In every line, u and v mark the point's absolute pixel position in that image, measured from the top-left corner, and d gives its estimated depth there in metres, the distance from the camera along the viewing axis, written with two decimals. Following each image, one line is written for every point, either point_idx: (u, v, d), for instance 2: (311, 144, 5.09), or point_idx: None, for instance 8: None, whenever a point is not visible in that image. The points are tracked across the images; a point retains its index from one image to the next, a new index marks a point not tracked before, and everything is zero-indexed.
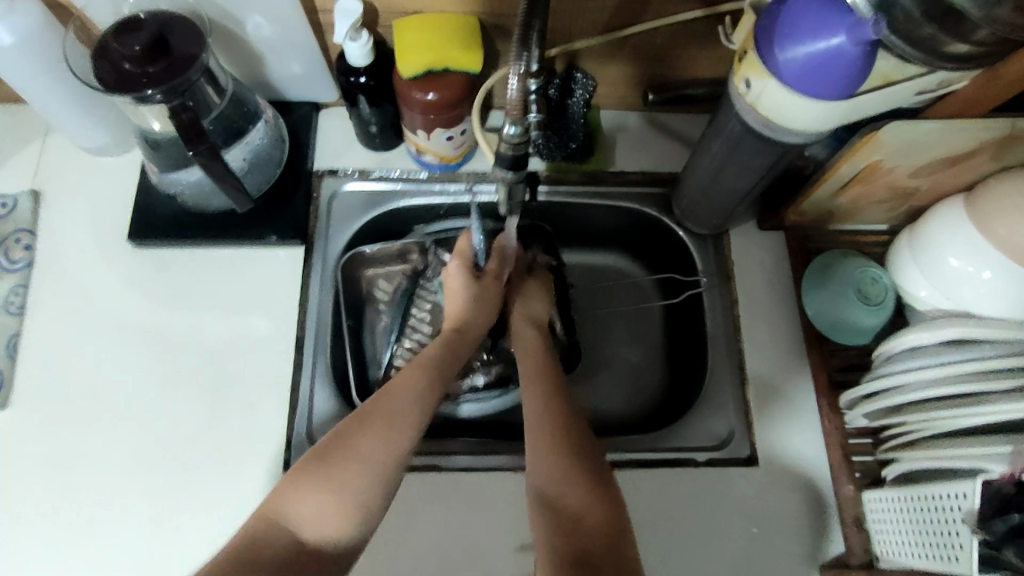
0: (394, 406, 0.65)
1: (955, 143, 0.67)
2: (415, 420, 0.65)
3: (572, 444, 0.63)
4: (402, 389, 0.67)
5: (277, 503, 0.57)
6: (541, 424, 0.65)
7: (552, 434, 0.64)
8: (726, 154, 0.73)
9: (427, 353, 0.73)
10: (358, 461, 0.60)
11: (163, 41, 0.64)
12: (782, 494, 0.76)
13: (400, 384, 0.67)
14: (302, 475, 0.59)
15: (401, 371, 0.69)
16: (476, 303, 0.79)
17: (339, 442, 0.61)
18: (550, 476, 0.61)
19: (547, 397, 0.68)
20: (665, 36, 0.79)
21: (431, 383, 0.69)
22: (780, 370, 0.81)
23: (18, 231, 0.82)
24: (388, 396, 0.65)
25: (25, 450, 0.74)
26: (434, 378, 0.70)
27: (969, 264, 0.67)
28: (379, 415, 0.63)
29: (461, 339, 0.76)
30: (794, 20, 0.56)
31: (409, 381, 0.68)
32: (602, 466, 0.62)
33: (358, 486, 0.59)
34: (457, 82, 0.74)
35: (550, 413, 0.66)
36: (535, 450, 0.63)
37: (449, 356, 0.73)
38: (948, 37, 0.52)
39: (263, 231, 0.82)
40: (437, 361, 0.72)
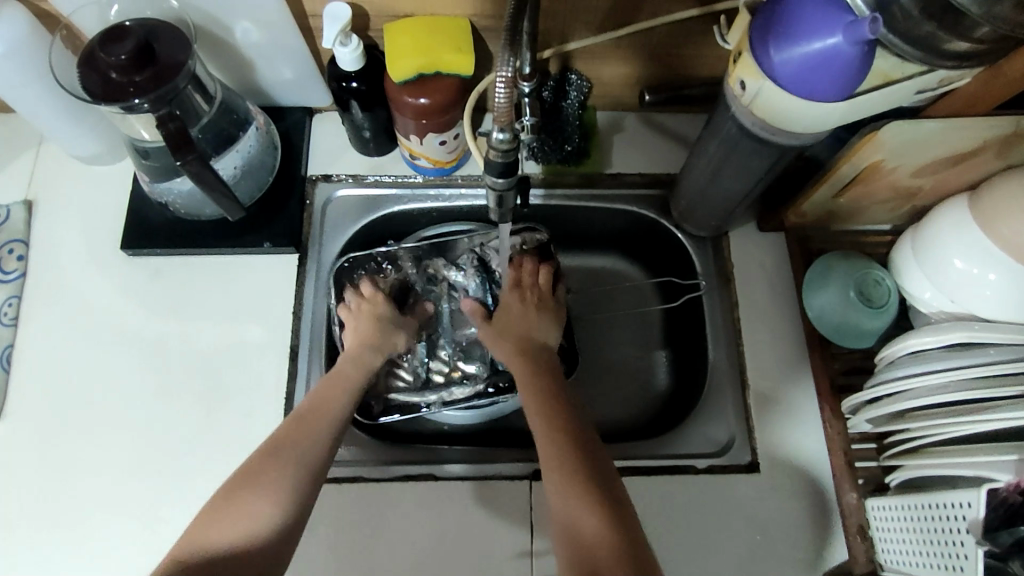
0: (305, 428, 0.65)
1: (958, 141, 0.65)
2: (324, 440, 0.65)
3: (581, 454, 0.61)
4: (315, 411, 0.67)
5: (194, 535, 0.56)
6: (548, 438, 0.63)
7: (561, 445, 0.62)
8: (723, 155, 0.72)
9: (344, 371, 0.73)
10: (269, 482, 0.60)
11: (149, 49, 0.63)
12: (785, 501, 0.75)
13: (316, 406, 0.68)
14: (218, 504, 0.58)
15: (314, 390, 0.70)
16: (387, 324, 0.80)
17: (256, 468, 0.61)
18: (559, 491, 0.59)
19: (554, 408, 0.66)
20: (659, 36, 0.78)
21: (342, 401, 0.69)
22: (782, 374, 0.80)
23: (12, 241, 0.82)
24: (302, 418, 0.66)
25: (19, 462, 0.74)
26: (346, 396, 0.70)
27: (973, 266, 0.65)
28: (290, 438, 0.64)
29: (378, 354, 0.77)
30: (789, 19, 0.55)
31: (319, 401, 0.68)
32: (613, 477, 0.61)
33: (267, 506, 0.58)
34: (450, 86, 0.73)
35: (556, 425, 0.64)
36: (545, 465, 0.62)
37: (362, 373, 0.74)
38: (948, 34, 0.51)
39: (257, 238, 0.81)
40: (349, 378, 0.72)
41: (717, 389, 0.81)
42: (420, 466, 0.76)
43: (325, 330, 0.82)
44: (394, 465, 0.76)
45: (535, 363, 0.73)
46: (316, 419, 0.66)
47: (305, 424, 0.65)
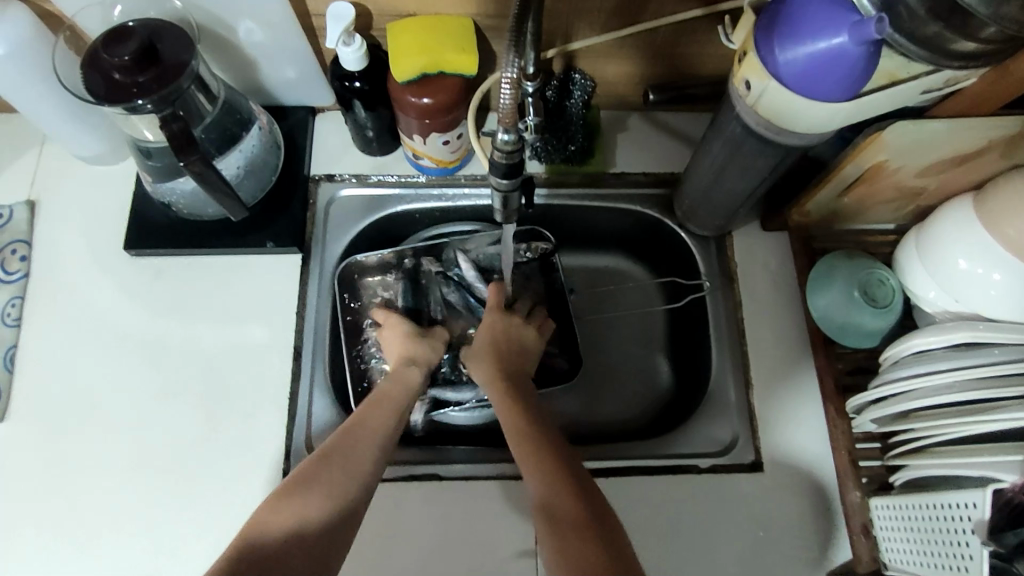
0: (359, 440, 0.65)
1: (964, 141, 0.65)
2: (376, 453, 0.64)
3: (558, 470, 0.59)
4: (362, 423, 0.67)
5: (249, 526, 0.55)
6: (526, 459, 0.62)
7: (538, 464, 0.60)
8: (727, 155, 0.72)
9: (383, 390, 0.72)
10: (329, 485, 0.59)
11: (152, 50, 0.63)
12: (789, 500, 0.75)
13: (361, 419, 0.67)
14: (279, 496, 0.57)
15: (360, 404, 0.70)
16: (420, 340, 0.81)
17: (309, 471, 0.60)
18: (542, 508, 0.57)
19: (528, 429, 0.65)
20: (664, 35, 0.78)
21: (389, 416, 0.69)
22: (785, 373, 0.80)
23: (16, 241, 0.82)
24: (352, 428, 0.66)
25: (25, 462, 0.74)
26: (392, 411, 0.70)
27: (978, 266, 0.65)
28: (341, 446, 0.63)
29: (415, 369, 0.77)
30: (795, 19, 0.55)
31: (369, 415, 0.68)
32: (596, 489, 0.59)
33: (317, 507, 0.57)
34: (453, 85, 0.73)
35: (529, 446, 0.63)
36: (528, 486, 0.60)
37: (404, 392, 0.73)
38: (954, 34, 0.50)
39: (260, 237, 0.81)
40: (393, 395, 0.72)
41: (720, 388, 0.81)
42: (424, 466, 0.76)
43: (329, 330, 0.82)
44: (398, 465, 0.76)
45: (506, 385, 0.72)
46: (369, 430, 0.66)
47: (356, 436, 0.65)
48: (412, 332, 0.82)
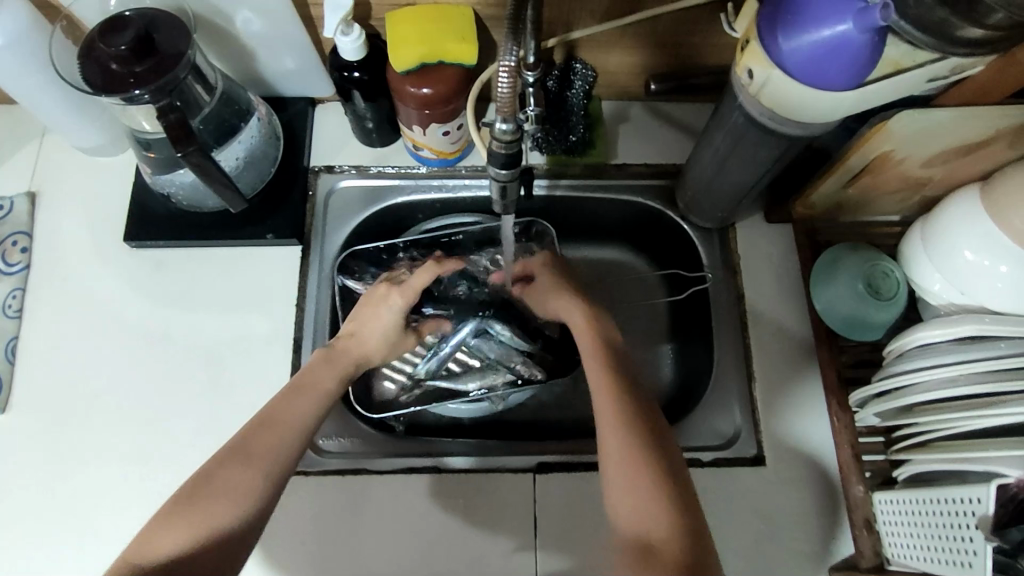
0: (269, 437, 0.62)
1: (969, 131, 0.64)
2: (292, 447, 0.63)
3: (658, 483, 0.57)
4: (279, 419, 0.64)
5: (146, 536, 0.55)
6: (622, 459, 0.59)
7: (633, 474, 0.58)
8: (730, 145, 0.71)
9: (312, 378, 0.69)
10: (228, 491, 0.57)
11: (150, 39, 0.62)
12: (791, 494, 0.74)
13: (280, 409, 0.65)
14: (174, 505, 0.56)
15: (283, 389, 0.67)
16: (390, 343, 0.78)
17: (210, 474, 0.58)
18: (636, 528, 0.55)
19: (624, 420, 0.61)
20: (666, 24, 0.77)
21: (308, 410, 0.66)
22: (787, 366, 0.79)
23: (16, 233, 0.82)
24: (261, 425, 0.63)
25: (26, 452, 0.74)
26: (315, 405, 0.67)
27: (984, 258, 0.64)
28: (254, 444, 0.61)
29: (349, 357, 0.74)
30: (799, 6, 0.54)
31: (282, 409, 0.65)
32: (695, 508, 0.56)
33: (225, 510, 0.56)
34: (451, 76, 0.72)
35: (625, 439, 0.60)
36: (614, 491, 0.58)
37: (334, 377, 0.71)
38: (961, 20, 0.49)
39: (259, 229, 0.81)
40: (326, 386, 0.69)
41: (722, 382, 0.80)
42: (424, 458, 0.75)
43: (329, 322, 0.81)
44: (396, 457, 0.76)
45: (610, 361, 0.68)
46: (281, 429, 0.63)
47: (265, 435, 0.62)
48: (391, 331, 0.78)
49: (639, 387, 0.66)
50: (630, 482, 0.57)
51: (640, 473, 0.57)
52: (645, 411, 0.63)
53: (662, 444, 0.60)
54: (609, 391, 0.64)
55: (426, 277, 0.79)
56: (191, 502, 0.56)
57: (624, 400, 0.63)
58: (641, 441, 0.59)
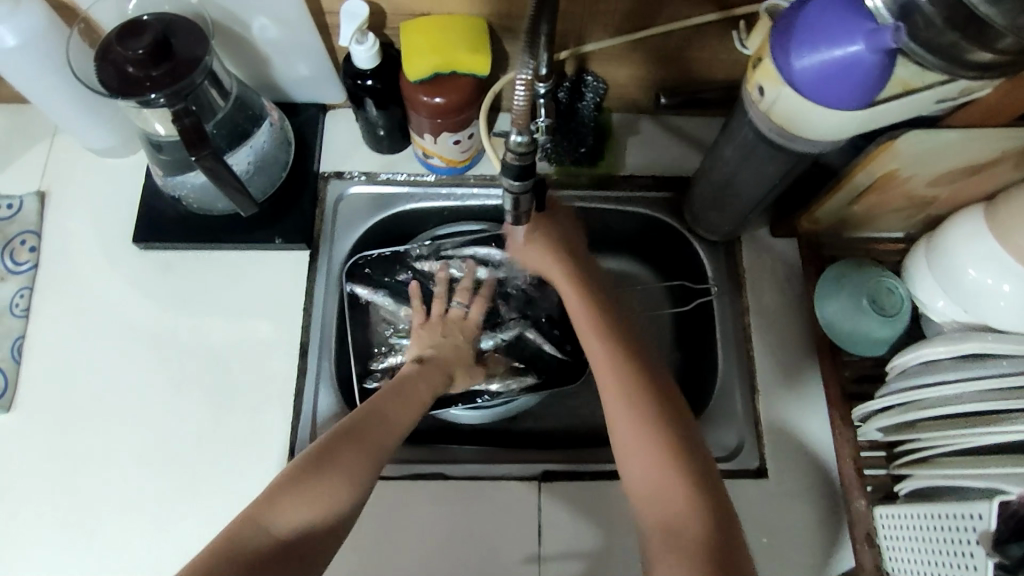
0: (383, 430, 0.63)
1: (975, 152, 0.65)
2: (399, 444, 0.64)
3: (685, 480, 0.59)
4: (390, 415, 0.65)
5: (265, 501, 0.55)
6: (644, 454, 0.61)
7: (658, 470, 0.60)
8: (739, 160, 0.71)
9: (406, 382, 0.71)
10: (349, 475, 0.59)
11: (167, 44, 0.63)
12: (793, 507, 0.75)
13: (391, 406, 0.66)
14: (301, 474, 0.57)
15: (387, 387, 0.69)
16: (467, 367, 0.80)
17: (331, 452, 0.59)
18: (660, 521, 0.58)
19: (644, 414, 0.63)
20: (678, 39, 0.78)
21: (410, 413, 0.67)
22: (790, 379, 0.80)
23: (24, 232, 0.82)
24: (378, 416, 0.64)
25: (31, 452, 0.74)
26: (417, 409, 0.68)
27: (988, 277, 0.65)
28: (369, 433, 0.62)
29: (438, 372, 0.76)
30: (811, 26, 0.55)
31: (393, 406, 0.66)
32: (718, 500, 0.59)
33: (346, 495, 0.58)
34: (464, 85, 0.73)
35: (653, 450, 0.61)
36: (638, 484, 0.61)
37: (428, 387, 0.72)
38: (971, 44, 0.50)
39: (268, 233, 0.81)
40: (423, 394, 0.71)
41: (727, 394, 0.80)
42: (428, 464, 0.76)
43: (336, 327, 0.82)
44: (402, 463, 0.77)
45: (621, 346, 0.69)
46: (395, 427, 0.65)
47: (382, 427, 0.63)
48: (468, 360, 0.80)
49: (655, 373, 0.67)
50: (655, 478, 0.60)
51: (661, 468, 0.60)
52: (663, 406, 0.64)
53: (684, 440, 0.62)
54: (629, 381, 0.65)
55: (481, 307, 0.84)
56: (318, 477, 0.57)
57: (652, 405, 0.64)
58: (661, 439, 0.61)
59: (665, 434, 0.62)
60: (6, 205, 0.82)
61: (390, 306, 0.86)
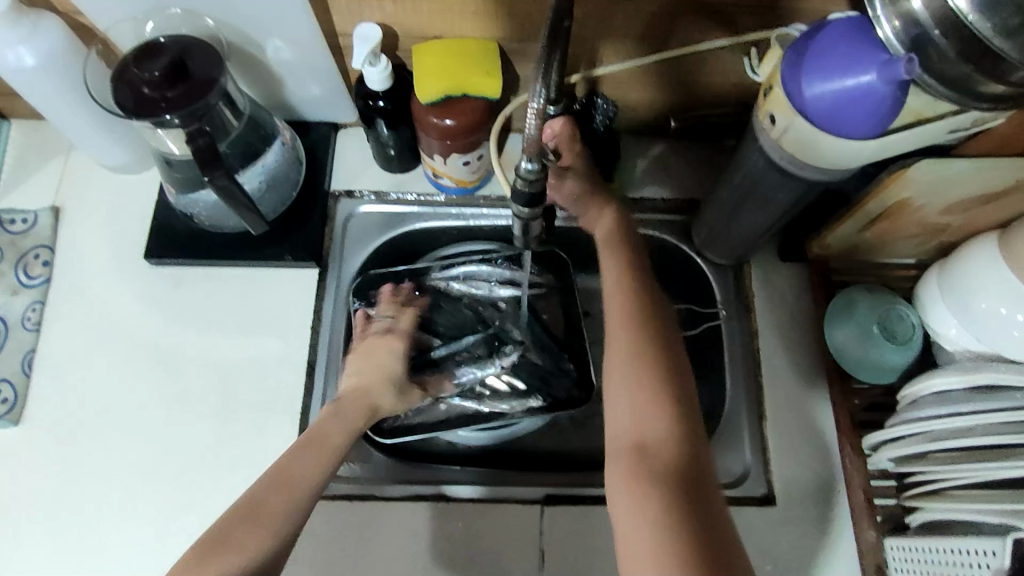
0: (279, 500, 0.58)
1: (989, 182, 0.65)
2: (300, 506, 0.59)
3: (667, 412, 0.60)
4: (287, 477, 0.60)
5: None
6: (632, 374, 0.62)
7: (643, 394, 0.61)
8: (748, 187, 0.71)
9: (320, 432, 0.66)
10: (230, 554, 0.54)
11: (182, 65, 0.64)
12: (802, 535, 0.74)
13: (290, 467, 0.61)
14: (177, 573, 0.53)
15: (295, 444, 0.64)
16: (400, 393, 0.76)
17: (210, 542, 0.55)
18: (632, 439, 0.59)
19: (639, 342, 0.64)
20: (689, 63, 0.78)
21: (319, 469, 0.62)
22: (800, 406, 0.79)
23: (39, 247, 0.83)
24: (278, 483, 0.60)
25: (37, 465, 0.75)
26: (325, 461, 0.63)
27: (1000, 306, 0.65)
28: (256, 505, 0.57)
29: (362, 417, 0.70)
30: (823, 55, 0.55)
31: (294, 462, 0.62)
32: (698, 445, 0.59)
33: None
34: (476, 108, 0.73)
35: (646, 450, 0.58)
36: (616, 407, 0.62)
37: (342, 433, 0.67)
38: (983, 77, 0.50)
39: (278, 251, 0.82)
40: (335, 443, 0.65)
41: (734, 419, 0.80)
42: (432, 485, 0.76)
43: (344, 346, 0.82)
44: (404, 483, 0.76)
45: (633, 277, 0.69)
46: (292, 490, 0.59)
47: (276, 494, 0.59)
48: (397, 378, 0.77)
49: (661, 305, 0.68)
50: (637, 402, 0.61)
51: (647, 392, 0.61)
52: (659, 339, 0.65)
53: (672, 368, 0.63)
54: (635, 309, 0.66)
55: (411, 319, 0.83)
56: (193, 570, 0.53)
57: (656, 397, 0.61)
58: (653, 368, 0.62)
59: (655, 358, 0.63)
60: (21, 220, 0.83)
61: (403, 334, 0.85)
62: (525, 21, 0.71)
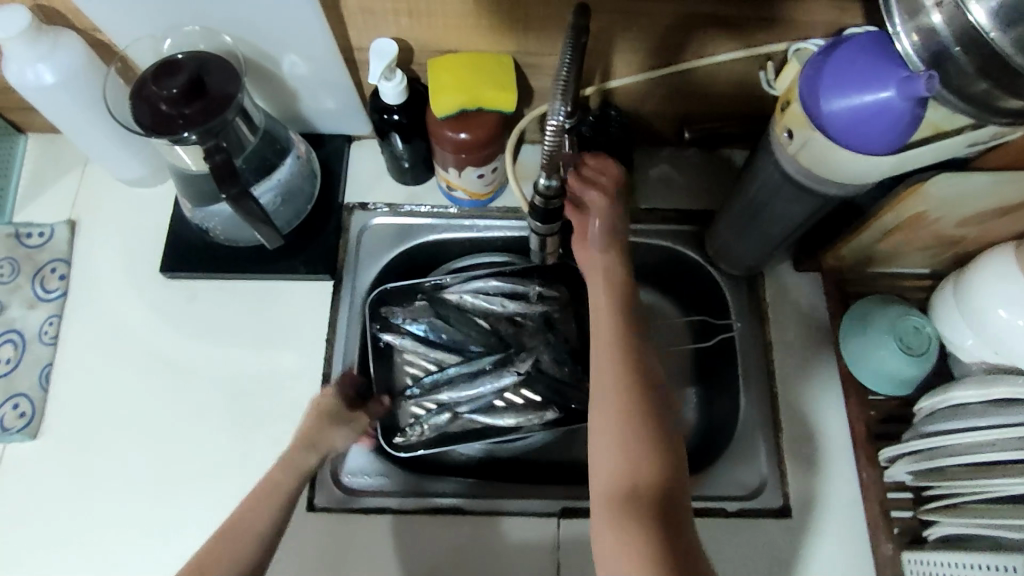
0: (224, 554, 0.60)
1: (1005, 194, 0.65)
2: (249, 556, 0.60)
3: (643, 444, 0.57)
4: (234, 531, 0.61)
5: None
6: (612, 413, 0.59)
7: (626, 438, 0.57)
8: (765, 200, 0.71)
9: (274, 479, 0.65)
10: None
11: (200, 82, 0.64)
12: (818, 548, 0.73)
13: (237, 521, 0.62)
14: None
15: (246, 498, 0.64)
16: (335, 421, 0.71)
17: None
18: (614, 485, 0.56)
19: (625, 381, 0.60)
20: (702, 74, 0.78)
21: (265, 517, 0.62)
22: (815, 418, 0.78)
23: (55, 261, 0.83)
24: (223, 541, 0.60)
25: (56, 479, 0.75)
26: (269, 511, 0.63)
27: (1018, 319, 0.64)
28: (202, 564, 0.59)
29: (314, 454, 0.67)
30: (843, 72, 0.55)
31: (242, 515, 0.62)
32: (684, 497, 0.56)
33: None
34: (491, 121, 0.74)
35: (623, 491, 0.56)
36: (596, 449, 0.59)
37: (290, 477, 0.65)
38: (1003, 93, 0.50)
39: (292, 263, 0.82)
40: (279, 489, 0.64)
41: (748, 429, 0.79)
42: (448, 497, 0.76)
43: (359, 359, 0.82)
44: (420, 495, 0.76)
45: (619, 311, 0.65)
46: (224, 556, 0.60)
47: (222, 551, 0.60)
48: (337, 410, 0.72)
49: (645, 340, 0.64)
50: (615, 439, 0.58)
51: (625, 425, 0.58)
52: (639, 365, 0.61)
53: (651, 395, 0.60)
54: (617, 343, 0.63)
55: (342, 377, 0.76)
56: None
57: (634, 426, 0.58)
58: (632, 396, 0.59)
59: (636, 384, 0.60)
60: (37, 234, 0.84)
61: (417, 348, 0.85)
62: (539, 35, 0.71)
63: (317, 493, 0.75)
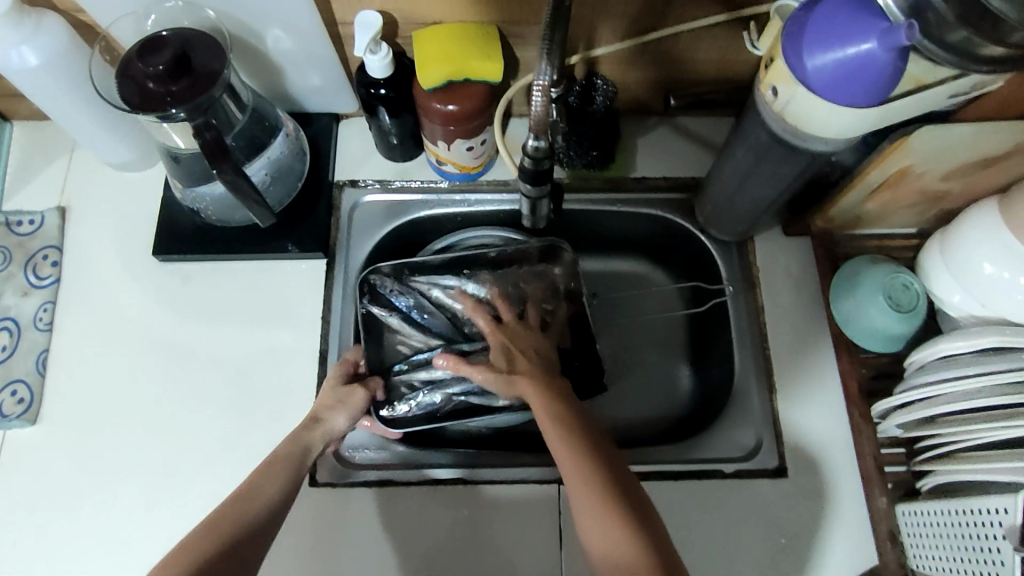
0: (246, 506, 0.60)
1: (988, 145, 0.65)
2: (273, 506, 0.61)
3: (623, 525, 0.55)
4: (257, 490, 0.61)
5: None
6: (590, 508, 0.57)
7: (610, 527, 0.55)
8: (752, 162, 0.72)
9: (281, 452, 0.66)
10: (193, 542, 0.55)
11: (186, 59, 0.64)
12: (814, 504, 0.75)
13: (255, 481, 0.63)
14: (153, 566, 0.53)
15: (264, 462, 0.65)
16: (335, 393, 0.73)
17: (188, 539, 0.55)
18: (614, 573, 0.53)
19: (592, 477, 0.58)
20: (686, 39, 0.78)
21: (283, 481, 0.63)
22: (808, 377, 0.80)
23: (47, 247, 0.83)
24: (236, 503, 0.60)
25: (57, 463, 0.75)
26: (286, 472, 0.64)
27: (1003, 270, 0.65)
28: (229, 510, 0.59)
29: (319, 431, 0.69)
30: (825, 25, 0.55)
31: (252, 483, 0.62)
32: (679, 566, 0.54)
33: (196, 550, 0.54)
34: (478, 92, 0.74)
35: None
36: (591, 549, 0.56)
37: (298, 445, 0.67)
38: (983, 39, 0.50)
39: (283, 242, 0.82)
40: (290, 458, 0.66)
41: (743, 390, 0.80)
42: (450, 470, 0.77)
43: (354, 334, 0.82)
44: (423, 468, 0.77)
45: (561, 408, 0.65)
46: (246, 506, 0.60)
47: (245, 502, 0.60)
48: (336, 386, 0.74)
49: (599, 433, 0.64)
50: (602, 531, 0.56)
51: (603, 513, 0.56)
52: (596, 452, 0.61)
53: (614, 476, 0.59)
54: (564, 438, 0.62)
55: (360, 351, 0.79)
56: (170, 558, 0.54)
57: (613, 511, 0.56)
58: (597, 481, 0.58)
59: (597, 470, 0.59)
60: (28, 221, 0.84)
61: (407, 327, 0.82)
62: (523, 4, 0.71)
63: (318, 468, 0.76)
